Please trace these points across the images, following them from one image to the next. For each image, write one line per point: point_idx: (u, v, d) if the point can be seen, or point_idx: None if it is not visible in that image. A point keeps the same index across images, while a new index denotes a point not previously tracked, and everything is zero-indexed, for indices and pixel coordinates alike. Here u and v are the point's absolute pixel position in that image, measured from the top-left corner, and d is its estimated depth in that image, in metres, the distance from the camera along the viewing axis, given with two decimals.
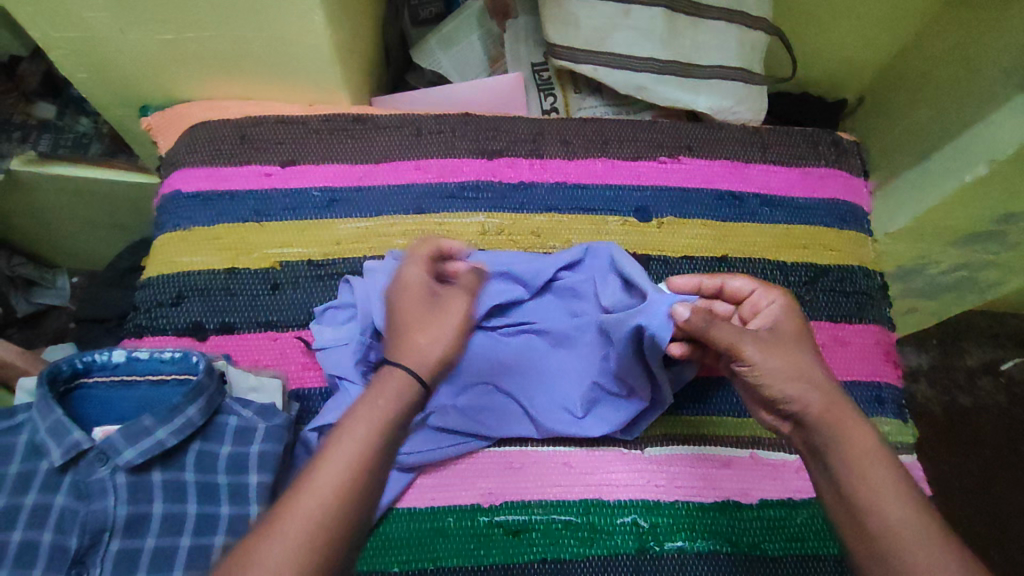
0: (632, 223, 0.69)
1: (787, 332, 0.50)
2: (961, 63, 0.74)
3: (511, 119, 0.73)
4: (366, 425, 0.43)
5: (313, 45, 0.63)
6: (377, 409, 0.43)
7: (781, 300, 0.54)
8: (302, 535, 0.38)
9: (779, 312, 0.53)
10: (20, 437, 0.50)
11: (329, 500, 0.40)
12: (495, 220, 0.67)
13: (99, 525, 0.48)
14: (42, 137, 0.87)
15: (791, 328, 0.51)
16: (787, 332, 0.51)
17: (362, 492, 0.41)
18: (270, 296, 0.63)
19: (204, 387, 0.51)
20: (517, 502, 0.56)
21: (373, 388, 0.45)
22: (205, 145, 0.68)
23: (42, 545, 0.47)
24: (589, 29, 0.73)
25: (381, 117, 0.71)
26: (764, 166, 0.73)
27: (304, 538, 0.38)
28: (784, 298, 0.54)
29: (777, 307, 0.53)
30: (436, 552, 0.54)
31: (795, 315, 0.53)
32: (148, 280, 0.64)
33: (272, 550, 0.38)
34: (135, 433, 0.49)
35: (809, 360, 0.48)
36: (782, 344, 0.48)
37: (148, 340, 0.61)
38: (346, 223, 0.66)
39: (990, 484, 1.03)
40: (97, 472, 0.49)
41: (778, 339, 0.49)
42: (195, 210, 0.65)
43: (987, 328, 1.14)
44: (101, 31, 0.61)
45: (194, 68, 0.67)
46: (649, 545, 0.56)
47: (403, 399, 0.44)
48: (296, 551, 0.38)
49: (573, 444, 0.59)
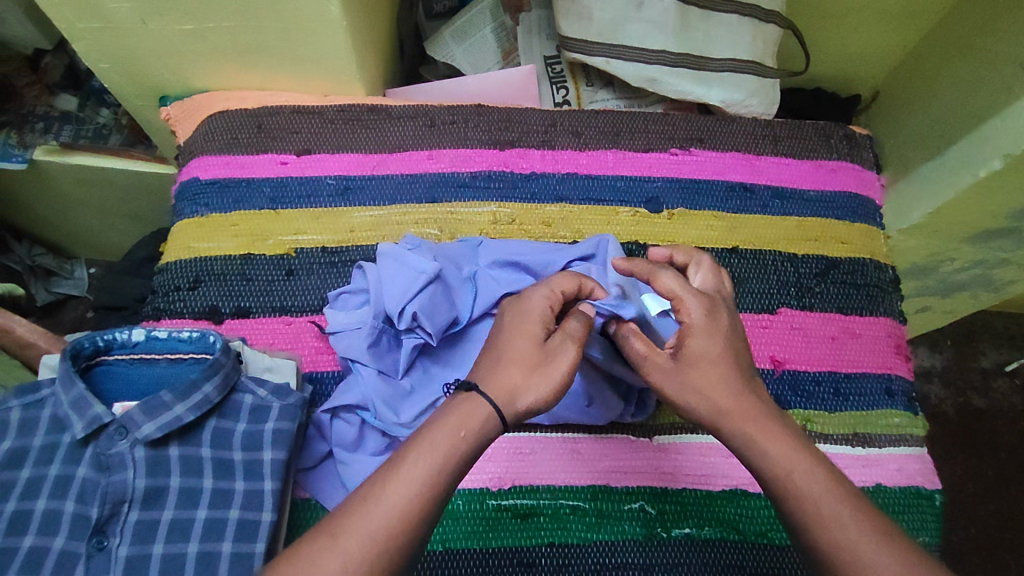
0: (642, 214, 0.69)
1: (701, 352, 0.48)
2: (976, 58, 0.74)
3: (524, 111, 0.73)
4: (444, 449, 0.43)
5: (330, 37, 0.64)
6: (456, 436, 0.43)
7: (700, 309, 0.49)
8: (363, 552, 0.38)
9: (696, 325, 0.49)
10: (43, 411, 0.52)
11: (398, 525, 0.40)
12: (506, 210, 0.68)
13: (119, 496, 0.49)
14: (64, 128, 0.88)
15: (709, 347, 0.48)
16: (693, 353, 0.48)
17: (427, 513, 0.41)
18: (285, 281, 0.64)
19: (221, 364, 0.53)
20: (526, 487, 0.57)
21: (454, 415, 0.44)
22: (223, 134, 0.69)
23: (65, 514, 0.48)
24: (602, 22, 0.74)
25: (395, 108, 0.71)
26: (775, 158, 0.73)
27: (365, 554, 0.38)
28: (697, 310, 0.49)
29: (693, 318, 0.49)
30: (445, 534, 0.55)
31: (713, 327, 0.49)
32: (166, 264, 0.65)
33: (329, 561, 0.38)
34: (154, 407, 0.50)
35: (718, 381, 0.47)
36: (689, 372, 0.47)
37: (165, 323, 0.62)
38: (360, 212, 0.67)
39: (1004, 487, 1.02)
40: (117, 445, 0.50)
41: (682, 364, 0.48)
42: (212, 197, 0.67)
43: (1003, 329, 1.13)
44: (123, 22, 0.62)
45: (213, 59, 0.68)
46: (656, 531, 0.56)
47: (479, 427, 0.44)
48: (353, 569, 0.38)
49: (581, 430, 0.59)
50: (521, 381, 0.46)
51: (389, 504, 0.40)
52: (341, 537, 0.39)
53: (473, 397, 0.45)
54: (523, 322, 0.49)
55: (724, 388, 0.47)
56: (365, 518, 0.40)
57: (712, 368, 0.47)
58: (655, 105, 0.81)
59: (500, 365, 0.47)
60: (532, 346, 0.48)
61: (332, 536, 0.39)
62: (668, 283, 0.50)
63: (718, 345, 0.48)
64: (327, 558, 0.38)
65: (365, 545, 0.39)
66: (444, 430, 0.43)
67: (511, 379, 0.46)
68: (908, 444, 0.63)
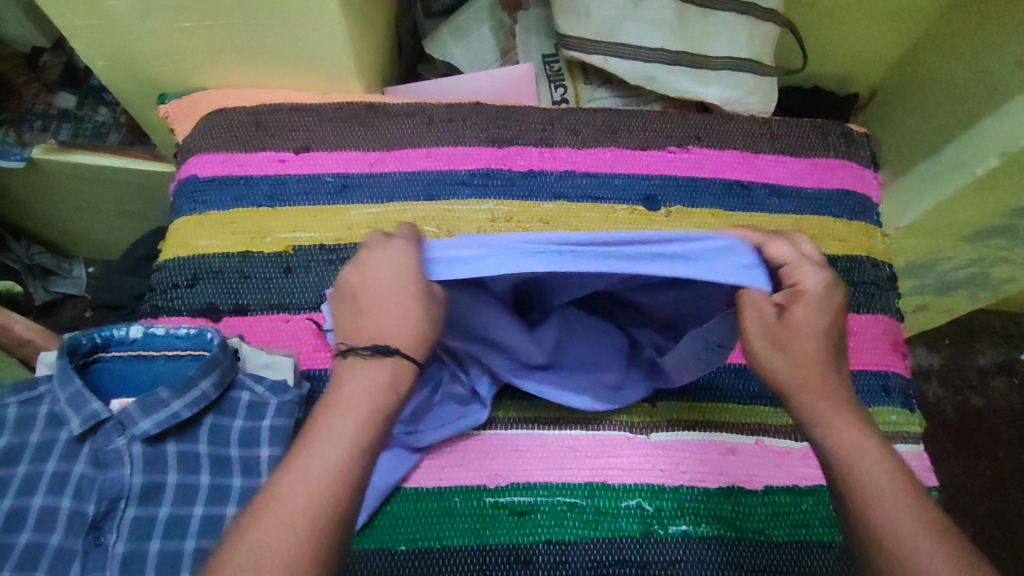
0: (640, 211, 0.69)
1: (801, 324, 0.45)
2: (976, 55, 0.74)
3: (521, 109, 0.73)
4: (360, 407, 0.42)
5: (328, 35, 0.64)
6: (370, 389, 0.43)
7: (819, 281, 0.45)
8: (301, 519, 0.38)
9: (810, 295, 0.45)
10: (41, 407, 0.52)
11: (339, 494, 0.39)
12: (504, 207, 0.68)
13: (116, 492, 0.49)
14: (62, 126, 0.88)
15: (813, 319, 0.45)
16: (801, 324, 0.45)
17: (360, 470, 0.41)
18: (282, 278, 0.63)
19: (218, 361, 0.53)
20: (523, 484, 0.57)
21: (364, 372, 0.43)
22: (221, 132, 0.69)
23: (62, 510, 0.48)
24: (600, 19, 0.74)
25: (393, 106, 0.72)
26: (773, 156, 0.74)
27: (305, 520, 0.38)
28: (821, 281, 0.46)
29: (809, 287, 0.45)
30: (444, 532, 0.55)
31: (825, 301, 0.46)
32: (164, 262, 0.65)
33: (270, 535, 0.37)
34: (150, 404, 0.51)
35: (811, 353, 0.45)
36: (790, 342, 0.45)
37: (164, 320, 0.62)
38: (358, 209, 0.67)
39: (1001, 485, 1.02)
40: (115, 442, 0.50)
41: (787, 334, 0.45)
42: (210, 194, 0.67)
43: (1001, 328, 1.14)
44: (122, 20, 0.63)
45: (211, 57, 0.69)
46: (654, 528, 0.56)
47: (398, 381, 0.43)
48: (297, 539, 0.37)
49: (578, 428, 0.60)
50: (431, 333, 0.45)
51: (319, 475, 0.39)
52: (277, 512, 0.38)
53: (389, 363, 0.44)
54: (386, 277, 0.45)
55: (808, 363, 0.45)
56: (298, 494, 0.38)
57: (798, 345, 0.45)
58: (653, 103, 0.81)
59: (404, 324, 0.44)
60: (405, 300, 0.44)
61: (273, 513, 0.38)
62: (783, 248, 0.46)
63: (821, 322, 0.45)
64: (271, 535, 0.37)
65: (308, 521, 0.38)
66: (352, 392, 0.43)
67: (420, 331, 0.44)
68: (906, 441, 0.64)
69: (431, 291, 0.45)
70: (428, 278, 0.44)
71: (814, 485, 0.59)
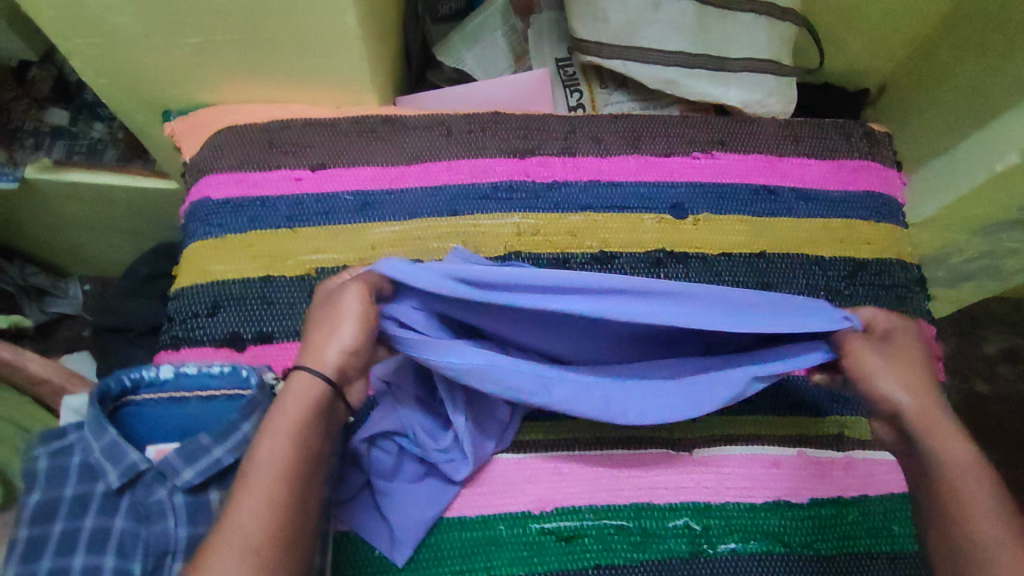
0: (668, 220, 0.68)
1: (899, 346, 0.52)
2: (996, 51, 0.74)
3: (541, 118, 0.72)
4: (274, 449, 0.44)
5: (345, 48, 0.62)
6: (286, 418, 0.45)
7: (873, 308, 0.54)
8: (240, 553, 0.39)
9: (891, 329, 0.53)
10: (72, 458, 0.49)
11: (279, 501, 0.42)
12: (530, 221, 0.66)
13: (162, 548, 0.47)
14: (55, 144, 0.86)
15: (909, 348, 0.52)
16: (903, 349, 0.52)
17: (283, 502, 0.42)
18: (308, 303, 0.61)
19: (258, 402, 0.50)
20: (567, 508, 0.56)
21: (282, 398, 0.46)
22: (233, 151, 0.66)
23: (104, 570, 0.45)
24: (618, 23, 0.72)
25: (410, 118, 0.70)
26: (798, 159, 0.73)
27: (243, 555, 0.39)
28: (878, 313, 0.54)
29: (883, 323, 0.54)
30: (490, 561, 0.54)
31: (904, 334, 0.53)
32: (180, 290, 0.62)
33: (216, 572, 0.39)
34: (192, 451, 0.48)
35: (914, 374, 0.51)
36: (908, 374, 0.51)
37: (185, 353, 0.59)
38: (380, 227, 0.64)
39: (1013, 472, 1.03)
40: (156, 493, 0.48)
41: (906, 363, 0.51)
42: (227, 216, 0.64)
43: (1003, 315, 1.14)
44: (128, 36, 0.60)
45: (219, 72, 0.66)
46: (703, 547, 0.55)
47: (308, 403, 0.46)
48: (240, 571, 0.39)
49: (617, 446, 0.58)
50: (352, 337, 0.47)
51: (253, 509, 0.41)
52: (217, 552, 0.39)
53: (304, 386, 0.46)
54: (313, 324, 0.49)
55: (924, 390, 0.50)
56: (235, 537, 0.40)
57: (920, 355, 0.53)
58: (671, 107, 0.80)
59: (334, 329, 0.47)
60: (321, 321, 0.48)
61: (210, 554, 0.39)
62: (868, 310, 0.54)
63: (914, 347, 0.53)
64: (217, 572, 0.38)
65: (252, 538, 0.40)
66: (279, 408, 0.45)
67: (315, 341, 0.48)
68: None
69: (332, 304, 0.48)
70: (334, 299, 0.48)
71: (858, 495, 0.59)
